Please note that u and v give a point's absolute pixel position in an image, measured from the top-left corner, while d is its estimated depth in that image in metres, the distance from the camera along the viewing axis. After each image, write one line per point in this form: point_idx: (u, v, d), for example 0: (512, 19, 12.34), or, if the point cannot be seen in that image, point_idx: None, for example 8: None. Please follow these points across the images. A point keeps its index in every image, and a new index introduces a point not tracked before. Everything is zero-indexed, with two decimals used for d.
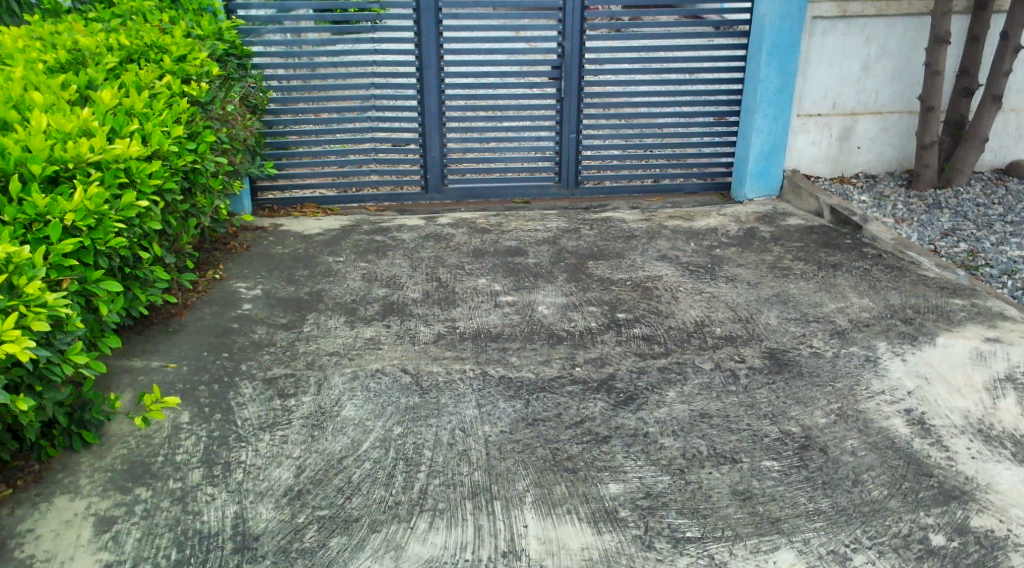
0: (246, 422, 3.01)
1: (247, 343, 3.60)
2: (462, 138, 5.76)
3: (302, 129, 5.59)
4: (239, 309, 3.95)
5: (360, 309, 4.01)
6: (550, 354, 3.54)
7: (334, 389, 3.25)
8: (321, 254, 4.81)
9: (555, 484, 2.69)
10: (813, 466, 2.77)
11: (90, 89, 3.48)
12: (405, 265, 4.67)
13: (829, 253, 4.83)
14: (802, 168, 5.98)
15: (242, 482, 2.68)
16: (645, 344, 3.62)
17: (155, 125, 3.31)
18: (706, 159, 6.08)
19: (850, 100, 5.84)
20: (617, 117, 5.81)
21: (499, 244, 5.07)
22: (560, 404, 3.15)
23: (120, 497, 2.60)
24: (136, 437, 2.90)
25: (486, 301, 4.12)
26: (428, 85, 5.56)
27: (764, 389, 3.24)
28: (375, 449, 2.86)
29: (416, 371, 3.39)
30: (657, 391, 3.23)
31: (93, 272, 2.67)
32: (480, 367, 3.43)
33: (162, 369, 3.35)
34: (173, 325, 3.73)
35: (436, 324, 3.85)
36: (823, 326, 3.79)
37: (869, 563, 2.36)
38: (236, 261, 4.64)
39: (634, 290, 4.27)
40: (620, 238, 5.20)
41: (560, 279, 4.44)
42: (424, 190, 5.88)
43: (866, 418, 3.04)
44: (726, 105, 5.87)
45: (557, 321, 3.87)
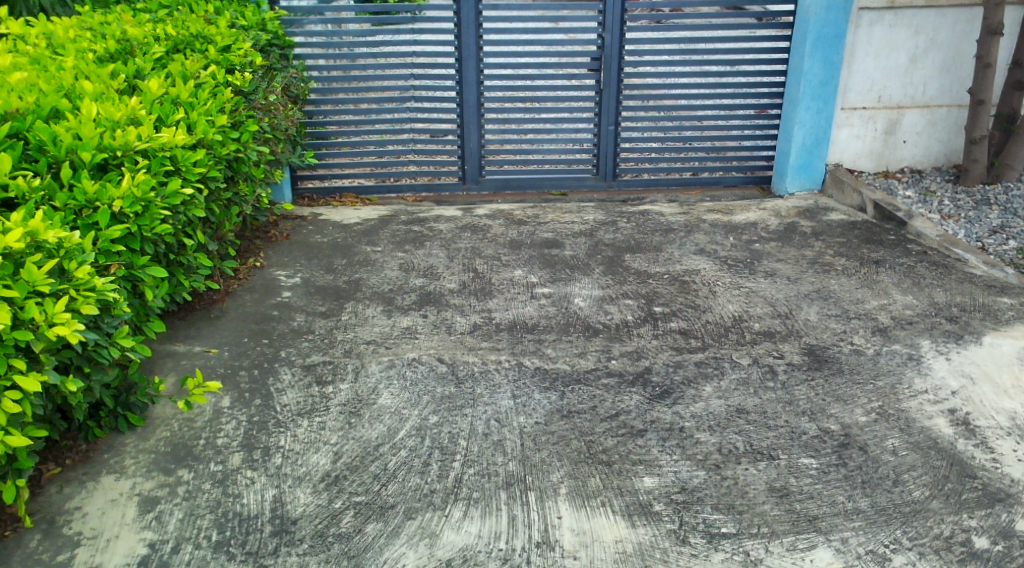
0: (285, 408, 3.06)
1: (287, 330, 3.66)
2: (500, 129, 5.77)
3: (342, 119, 5.64)
4: (279, 297, 4.01)
5: (398, 298, 4.04)
6: (586, 346, 3.53)
7: (371, 377, 3.28)
8: (359, 243, 4.86)
9: (590, 476, 2.69)
10: (853, 464, 2.73)
11: (138, 78, 3.55)
12: (443, 255, 4.69)
13: (871, 249, 4.75)
14: (846, 162, 5.87)
15: (281, 467, 2.72)
16: (682, 338, 3.60)
17: (201, 114, 3.37)
18: (746, 152, 6.00)
19: (896, 93, 5.72)
20: (656, 109, 5.76)
21: (536, 235, 5.07)
22: (596, 397, 3.14)
23: (163, 478, 2.66)
24: (179, 420, 2.96)
25: (523, 292, 4.13)
26: (467, 76, 5.57)
27: (803, 386, 3.20)
28: (411, 437, 2.89)
29: (452, 361, 3.41)
30: (694, 385, 3.21)
31: (139, 257, 2.73)
32: (516, 358, 3.44)
33: (204, 354, 3.41)
34: (215, 311, 3.80)
35: (473, 314, 3.86)
36: (865, 323, 3.72)
37: (909, 564, 2.32)
38: (276, 249, 4.71)
39: (672, 284, 4.24)
40: (657, 231, 5.16)
41: (596, 272, 4.43)
42: (461, 181, 5.90)
43: (908, 418, 2.98)
44: (767, 98, 5.78)
45: (593, 313, 3.86)
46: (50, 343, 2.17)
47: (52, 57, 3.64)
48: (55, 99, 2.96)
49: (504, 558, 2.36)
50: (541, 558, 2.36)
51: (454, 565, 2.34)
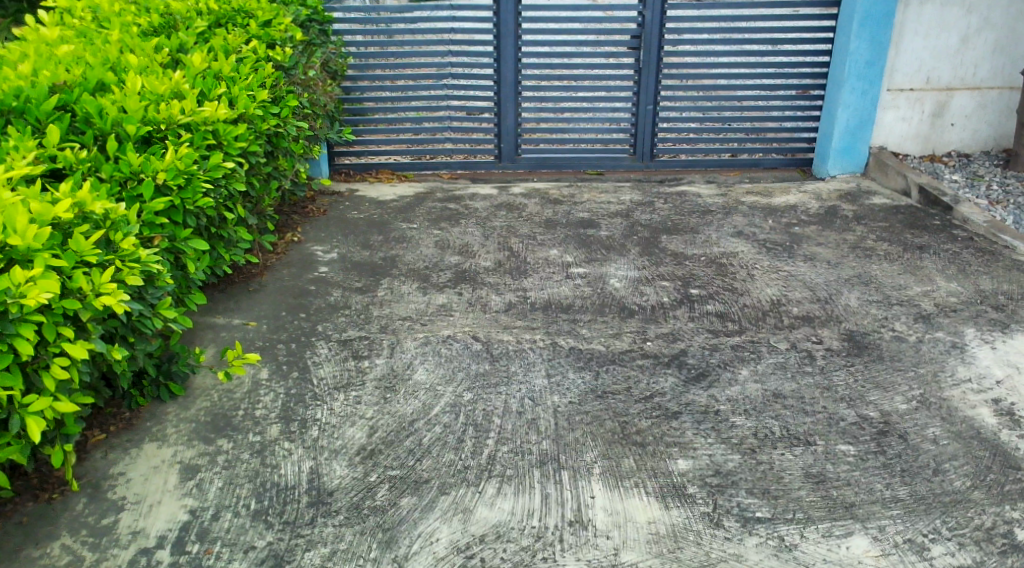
0: (321, 381, 3.10)
1: (324, 305, 3.69)
2: (537, 107, 5.73)
3: (379, 96, 5.66)
4: (316, 272, 4.05)
5: (434, 275, 4.06)
6: (621, 327, 3.51)
7: (406, 352, 3.31)
8: (395, 220, 4.88)
9: (623, 457, 2.69)
10: (892, 452, 2.69)
11: (182, 52, 3.57)
12: (478, 234, 4.69)
13: (915, 234, 4.65)
14: (890, 145, 5.74)
15: (318, 439, 2.76)
16: (719, 321, 3.56)
17: (243, 89, 3.39)
18: (787, 134, 5.90)
19: (945, 75, 5.57)
20: (695, 89, 5.69)
21: (571, 215, 5.04)
22: (630, 378, 3.13)
23: (204, 447, 2.71)
24: (219, 391, 3.01)
25: (558, 272, 4.11)
26: (505, 53, 5.54)
27: (841, 372, 3.15)
28: (446, 414, 2.91)
29: (487, 339, 3.42)
30: (730, 368, 3.19)
31: (182, 230, 2.76)
32: (550, 337, 3.43)
33: (243, 327, 3.46)
34: (253, 284, 3.85)
35: (508, 293, 3.86)
36: (907, 309, 3.65)
37: (949, 554, 2.29)
38: (313, 224, 4.75)
39: (709, 266, 4.20)
40: (695, 213, 5.10)
41: (632, 253, 4.39)
42: (497, 159, 5.89)
43: (950, 407, 2.93)
44: (810, 78, 5.67)
45: (629, 295, 3.83)
46: (96, 312, 2.21)
47: (99, 30, 3.68)
48: (101, 72, 3.00)
49: (536, 535, 2.37)
50: (573, 537, 2.37)
51: (487, 541, 2.35)
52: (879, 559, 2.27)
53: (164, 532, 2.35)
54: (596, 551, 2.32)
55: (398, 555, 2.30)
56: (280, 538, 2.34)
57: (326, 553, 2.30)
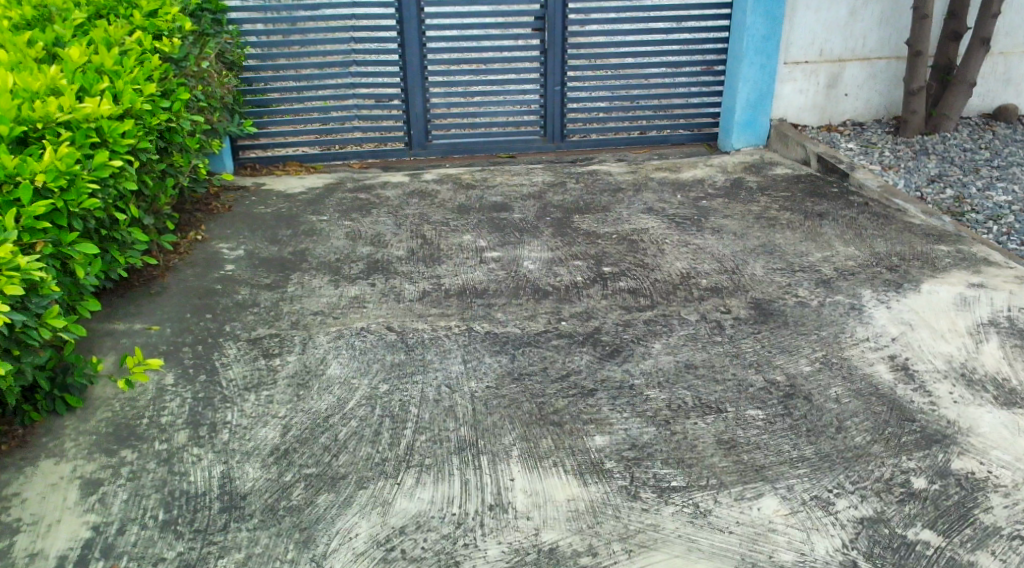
0: (231, 383, 3.00)
1: (231, 304, 3.57)
2: (445, 93, 5.68)
3: (284, 86, 5.52)
4: (222, 271, 3.92)
5: (345, 267, 3.98)
6: (536, 309, 3.51)
7: (319, 347, 3.23)
8: (304, 213, 4.77)
9: (541, 437, 2.70)
10: (798, 414, 2.79)
11: (59, 46, 3.36)
12: (390, 222, 4.63)
13: (815, 202, 4.81)
14: (790, 117, 5.97)
15: (229, 443, 2.68)
16: (631, 297, 3.60)
17: (129, 83, 3.23)
18: (693, 109, 6.05)
19: (837, 47, 5.81)
20: (601, 69, 5.75)
21: (484, 200, 5.03)
22: (546, 358, 3.14)
23: (106, 459, 2.60)
24: (121, 400, 2.88)
25: (472, 257, 4.09)
26: (410, 38, 5.47)
27: (749, 339, 3.24)
28: (361, 407, 2.86)
29: (401, 328, 3.36)
30: (643, 343, 3.23)
31: (67, 234, 2.62)
32: (465, 323, 3.41)
33: (144, 332, 3.32)
34: (155, 287, 3.70)
35: (421, 281, 3.81)
36: (809, 275, 3.78)
37: (852, 507, 2.38)
38: (217, 222, 4.60)
39: (620, 243, 4.25)
40: (606, 192, 5.16)
41: (545, 235, 4.41)
42: (408, 146, 5.83)
43: (850, 365, 3.05)
44: (713, 54, 5.83)
45: (542, 276, 3.83)
46: None
47: None
48: None
49: (457, 522, 2.36)
50: (494, 521, 2.37)
51: (408, 532, 2.33)
52: (787, 517, 2.35)
53: (65, 551, 2.24)
54: (516, 533, 2.32)
55: (317, 554, 2.25)
56: (191, 548, 2.26)
57: (240, 558, 2.23)
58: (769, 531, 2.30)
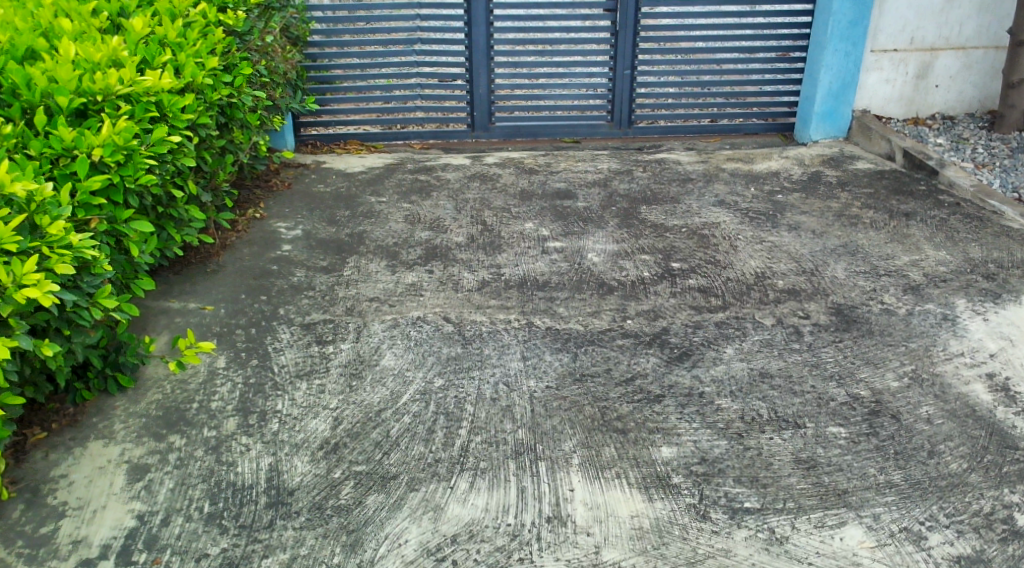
0: (283, 369, 2.91)
1: (286, 287, 3.49)
2: (510, 73, 5.55)
3: (347, 63, 5.43)
4: (279, 251, 3.84)
5: (403, 252, 3.85)
6: (600, 305, 3.33)
7: (374, 336, 3.12)
8: (364, 194, 4.73)
9: (603, 445, 2.53)
10: (884, 434, 2.57)
11: (123, 16, 3.27)
12: (449, 207, 4.51)
13: (901, 201, 4.51)
14: (874, 108, 5.69)
15: (278, 433, 2.58)
16: (702, 296, 3.40)
17: (190, 57, 3.14)
18: (768, 98, 5.81)
19: (929, 34, 5.52)
20: (672, 53, 5.56)
21: (547, 186, 4.90)
22: (610, 359, 2.97)
23: (154, 444, 2.52)
24: (172, 382, 2.82)
25: (533, 247, 3.92)
26: (476, 16, 5.34)
27: (830, 348, 3.01)
28: (415, 402, 2.73)
29: (459, 319, 3.22)
30: (714, 347, 3.03)
31: (123, 211, 2.54)
32: (525, 317, 3.25)
33: (199, 312, 3.26)
34: (211, 265, 3.65)
35: (481, 270, 3.65)
36: (896, 280, 3.51)
37: (947, 543, 2.17)
38: (277, 200, 4.56)
39: (690, 238, 4.04)
40: (674, 182, 4.99)
41: (610, 225, 4.23)
42: (470, 128, 5.72)
43: (943, 383, 2.80)
44: (788, 40, 5.59)
45: (607, 270, 3.64)
46: (19, 306, 2.01)
47: None
48: (31, 39, 2.75)
49: (512, 534, 2.22)
50: (551, 535, 2.22)
51: (460, 541, 2.20)
52: (874, 550, 2.14)
53: (109, 540, 2.17)
54: (575, 550, 2.17)
55: (364, 560, 2.14)
56: (236, 544, 2.17)
57: (285, 559, 2.13)
58: (853, 565, 2.10)
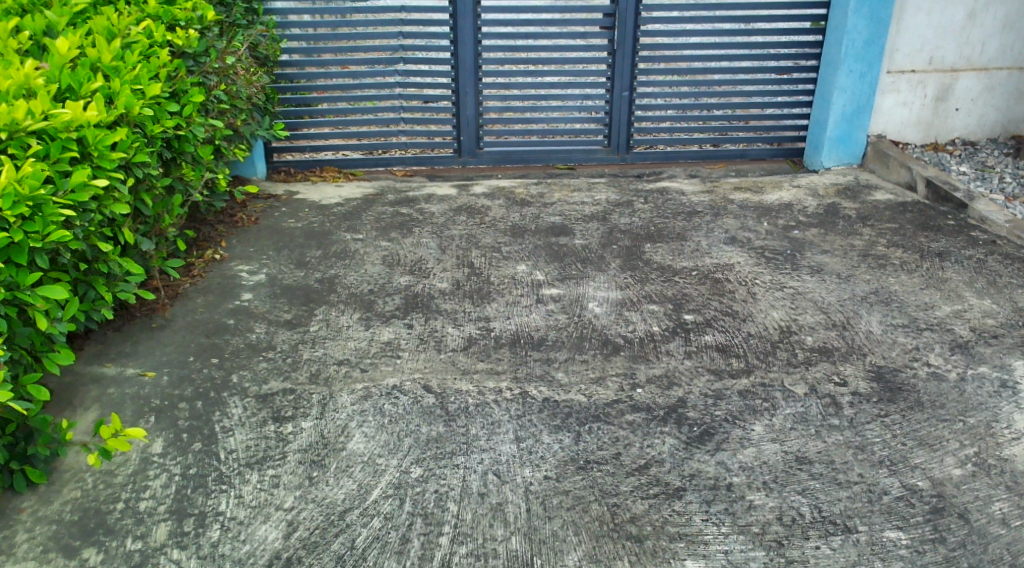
0: (230, 456, 2.44)
1: (242, 346, 3.03)
2: (501, 95, 5.14)
3: (323, 83, 4.99)
4: (237, 301, 3.38)
5: (379, 302, 3.40)
6: (605, 369, 2.88)
7: (340, 411, 2.66)
8: (338, 230, 4.28)
9: (615, 559, 2.08)
10: (953, 541, 2.13)
11: (51, 36, 2.79)
12: (433, 246, 4.06)
13: (930, 238, 4.10)
14: (890, 133, 5.29)
15: (218, 545, 2.11)
16: (721, 357, 2.95)
17: (126, 83, 2.66)
18: (774, 121, 5.42)
19: (949, 55, 5.14)
20: (673, 73, 5.15)
21: (541, 220, 4.46)
22: (619, 440, 2.51)
23: (63, 562, 2.05)
24: (95, 475, 2.35)
25: (527, 295, 3.47)
26: (463, 34, 4.93)
27: (875, 425, 2.57)
28: (387, 500, 2.27)
29: (441, 389, 2.76)
30: (740, 424, 2.58)
31: (27, 275, 2.07)
32: (519, 385, 2.79)
33: (137, 380, 2.79)
34: (157, 320, 3.18)
35: (467, 324, 3.20)
36: (940, 336, 3.08)
37: None
38: (241, 239, 4.10)
39: (702, 282, 3.61)
40: (680, 215, 4.56)
41: (612, 267, 3.79)
42: (457, 153, 5.29)
43: (1014, 471, 2.37)
44: (789, 60, 5.19)
45: (611, 324, 3.20)
46: None
47: None
48: None
49: None
50: None
51: None
52: None
53: None
54: None
55: None
56: None
57: None
58: None
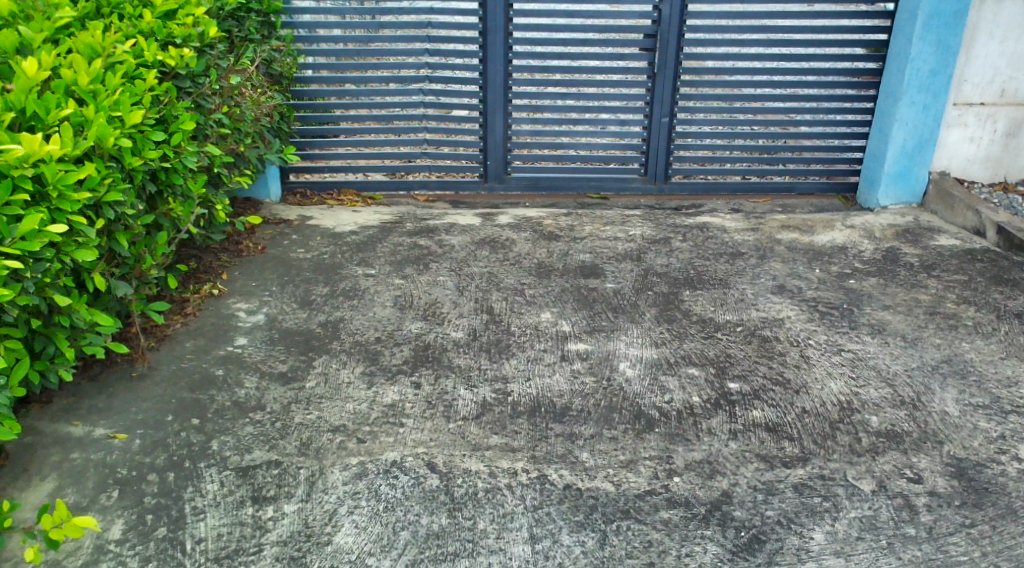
0: (198, 548, 2.10)
1: (227, 404, 2.69)
2: (532, 118, 4.79)
3: (341, 102, 4.68)
4: (229, 347, 3.05)
5: (385, 354, 3.05)
6: (637, 449, 2.50)
7: (330, 492, 2.30)
8: (349, 263, 3.94)
9: None
10: None
11: (24, 54, 2.50)
12: (450, 286, 3.71)
13: (1006, 295, 3.66)
14: (954, 170, 4.84)
15: None
16: (772, 439, 2.55)
17: (102, 110, 2.36)
18: (829, 153, 4.99)
19: (1023, 87, 4.70)
20: (719, 99, 4.76)
21: (569, 258, 4.09)
22: (652, 545, 2.13)
23: None
24: None
25: (550, 350, 3.10)
26: (492, 52, 4.60)
27: (959, 539, 2.16)
28: None
29: (447, 468, 2.40)
30: (797, 530, 2.18)
31: None
32: (537, 466, 2.42)
33: (104, 444, 2.46)
34: (138, 368, 2.86)
35: (482, 385, 2.84)
36: None
37: None
38: (243, 270, 3.78)
39: (748, 341, 3.21)
40: (722, 256, 4.17)
41: (647, 319, 3.41)
42: (482, 178, 4.95)
43: None
44: (844, 88, 4.76)
45: (645, 391, 2.82)
46: None
47: None
48: None
49: None
50: None
51: None
52: None
53: None
54: None
55: None
56: None
57: None
58: None
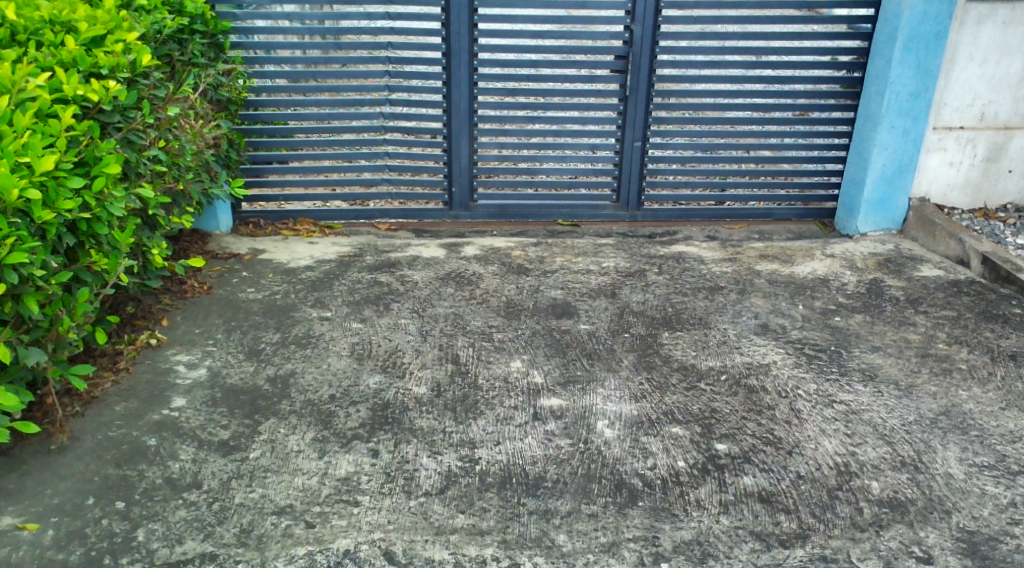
0: None
1: (158, 481, 2.39)
2: (499, 143, 4.54)
3: (296, 127, 4.39)
4: (164, 410, 2.75)
5: (340, 415, 2.77)
6: (619, 528, 2.25)
7: None
8: (302, 305, 3.65)
9: None
10: None
11: None
12: (412, 330, 3.44)
13: (998, 334, 3.49)
14: (934, 196, 4.68)
15: None
16: (766, 512, 2.32)
17: (5, 156, 2.06)
18: (806, 179, 4.82)
19: (1002, 111, 4.55)
20: (694, 123, 4.56)
21: (540, 295, 3.84)
22: None
23: None
24: None
25: (521, 406, 2.84)
26: (456, 74, 4.35)
27: None
28: None
29: (407, 558, 2.13)
30: None
31: None
32: (508, 552, 2.16)
33: (11, 537, 2.15)
34: (58, 439, 2.54)
35: (447, 451, 2.57)
36: None
37: None
38: (185, 315, 3.47)
39: (734, 391, 2.98)
40: (701, 291, 3.95)
41: (625, 366, 3.17)
42: (447, 206, 4.69)
43: None
44: (820, 111, 4.59)
45: (626, 454, 2.57)
46: None
47: None
48: None
49: None
50: None
51: None
52: None
53: None
54: None
55: None
56: None
57: None
58: None
